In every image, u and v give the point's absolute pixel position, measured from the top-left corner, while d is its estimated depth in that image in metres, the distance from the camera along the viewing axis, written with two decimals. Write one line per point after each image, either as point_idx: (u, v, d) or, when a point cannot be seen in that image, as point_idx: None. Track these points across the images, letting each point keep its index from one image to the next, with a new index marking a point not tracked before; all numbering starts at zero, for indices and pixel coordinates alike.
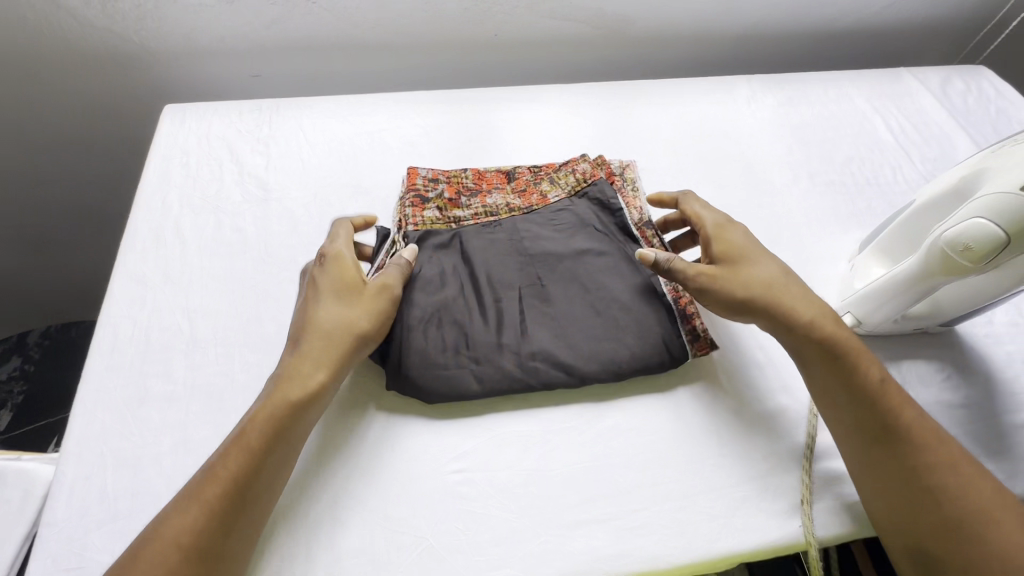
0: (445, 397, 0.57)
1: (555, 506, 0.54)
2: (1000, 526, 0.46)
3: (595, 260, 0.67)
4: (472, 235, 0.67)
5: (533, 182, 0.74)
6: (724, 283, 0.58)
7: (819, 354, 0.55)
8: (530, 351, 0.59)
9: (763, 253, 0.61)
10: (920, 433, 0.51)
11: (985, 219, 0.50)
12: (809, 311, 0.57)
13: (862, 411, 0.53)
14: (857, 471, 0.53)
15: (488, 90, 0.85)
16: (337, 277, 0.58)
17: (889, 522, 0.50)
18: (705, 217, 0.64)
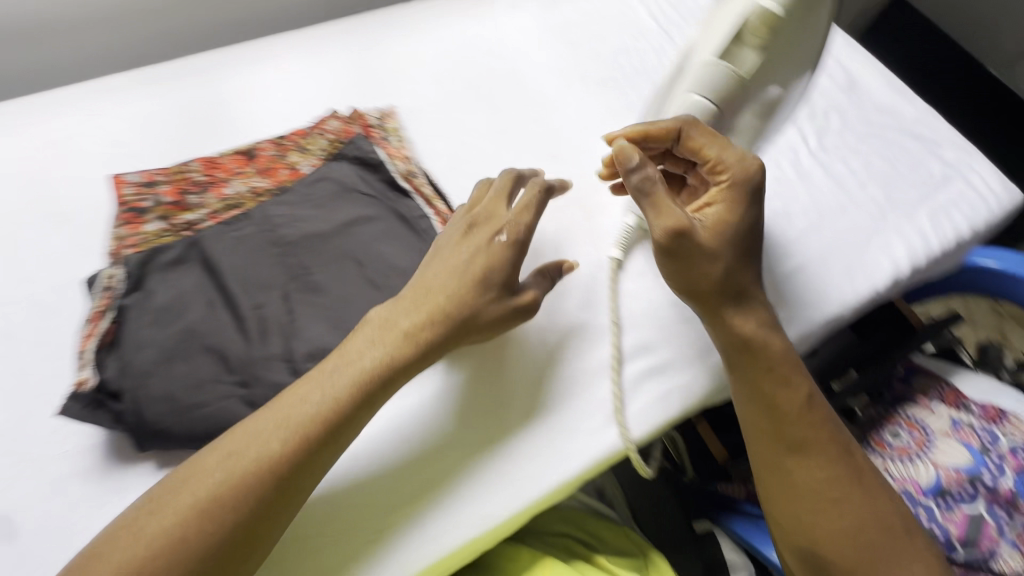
0: (215, 434, 0.49)
1: (373, 504, 0.51)
2: (897, 541, 0.51)
3: (366, 228, 0.60)
4: (212, 237, 0.56)
5: (279, 157, 0.63)
6: (694, 263, 0.52)
7: (750, 368, 0.54)
8: (305, 351, 0.53)
9: (749, 244, 0.54)
10: (833, 445, 0.54)
11: (697, 95, 0.52)
12: (756, 321, 0.54)
13: (783, 421, 0.53)
14: (769, 478, 0.54)
15: (205, 56, 0.71)
16: (499, 260, 0.55)
17: (793, 529, 0.52)
18: (733, 168, 0.52)
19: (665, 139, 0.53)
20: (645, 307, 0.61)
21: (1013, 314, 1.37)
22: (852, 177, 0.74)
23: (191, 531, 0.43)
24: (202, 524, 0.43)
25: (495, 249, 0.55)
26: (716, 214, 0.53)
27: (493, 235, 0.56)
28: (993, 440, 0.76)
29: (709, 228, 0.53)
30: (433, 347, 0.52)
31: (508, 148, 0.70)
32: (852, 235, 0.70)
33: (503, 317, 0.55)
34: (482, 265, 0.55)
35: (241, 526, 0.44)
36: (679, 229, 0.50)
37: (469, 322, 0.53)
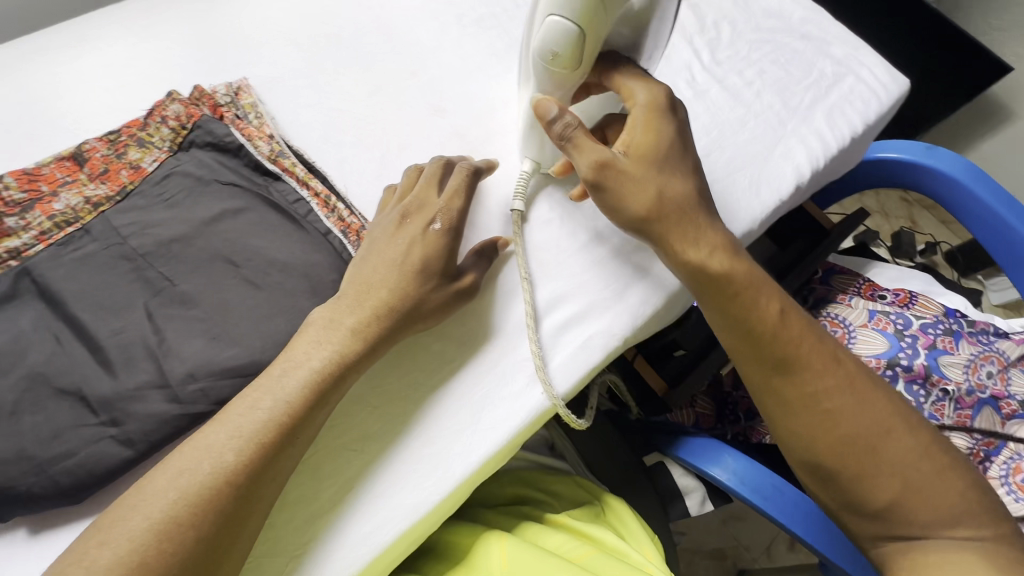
0: (93, 481, 0.44)
1: (295, 517, 0.48)
2: (896, 437, 0.51)
3: (234, 222, 0.53)
4: (46, 264, 0.48)
5: (115, 156, 0.55)
6: (626, 190, 0.51)
7: (717, 294, 0.52)
8: (182, 374, 0.46)
9: (682, 158, 0.54)
10: (819, 356, 0.52)
11: (557, 18, 0.47)
12: (708, 244, 0.52)
13: (762, 344, 0.52)
14: (763, 400, 0.54)
15: (6, 48, 0.61)
16: (437, 248, 0.52)
17: (795, 446, 0.52)
18: (640, 93, 0.53)
19: (573, 87, 0.54)
20: (555, 257, 0.58)
21: (919, 200, 1.44)
22: (747, 88, 0.72)
23: (153, 559, 0.39)
24: (163, 551, 0.40)
25: (432, 237, 0.52)
26: (637, 138, 0.53)
27: (426, 223, 0.52)
28: (906, 323, 0.80)
29: (634, 154, 0.52)
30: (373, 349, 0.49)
31: (385, 108, 0.63)
32: (754, 147, 0.69)
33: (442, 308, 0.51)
34: (420, 252, 0.51)
35: (202, 552, 0.40)
36: (601, 163, 0.51)
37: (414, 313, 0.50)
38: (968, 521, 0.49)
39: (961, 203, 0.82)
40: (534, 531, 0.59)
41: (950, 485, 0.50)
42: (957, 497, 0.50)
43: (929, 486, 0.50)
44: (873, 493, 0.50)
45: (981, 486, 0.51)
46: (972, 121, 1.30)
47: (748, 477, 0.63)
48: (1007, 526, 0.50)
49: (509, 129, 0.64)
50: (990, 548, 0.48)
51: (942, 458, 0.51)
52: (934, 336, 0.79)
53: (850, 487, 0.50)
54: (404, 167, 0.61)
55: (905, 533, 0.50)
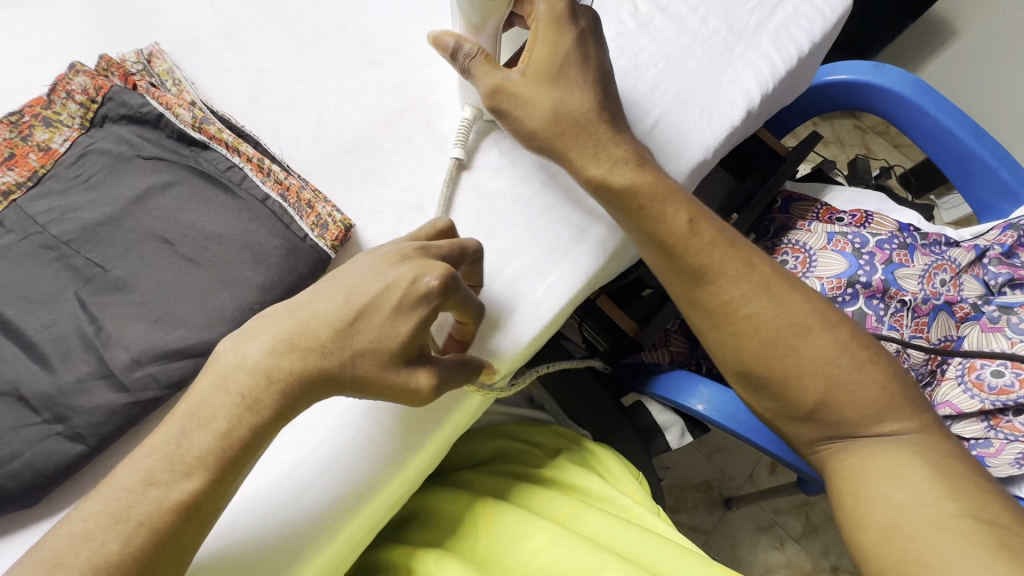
0: (45, 481, 0.42)
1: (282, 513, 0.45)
2: (813, 336, 0.53)
3: (162, 198, 0.49)
4: None
5: (19, 138, 0.50)
6: (520, 109, 0.52)
7: (629, 212, 0.53)
8: (125, 362, 0.44)
9: (584, 69, 0.53)
10: (731, 262, 0.54)
11: None
12: (610, 159, 0.52)
13: (678, 258, 0.54)
14: (692, 314, 0.56)
15: None
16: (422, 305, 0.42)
17: (725, 356, 0.55)
18: (538, 4, 0.51)
19: (500, 20, 0.51)
20: (509, 203, 0.57)
21: (872, 126, 1.46)
22: (692, 14, 0.70)
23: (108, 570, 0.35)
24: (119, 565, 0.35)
25: (419, 292, 0.42)
26: (535, 55, 0.52)
27: (417, 279, 0.42)
28: (862, 241, 0.82)
29: (531, 73, 0.52)
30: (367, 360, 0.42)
31: (318, 64, 0.60)
32: (702, 74, 0.67)
33: (414, 304, 0.42)
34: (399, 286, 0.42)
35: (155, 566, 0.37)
36: (497, 86, 0.51)
37: (393, 390, 0.42)
38: (895, 415, 0.51)
39: (910, 119, 0.83)
40: (518, 493, 0.59)
41: (872, 379, 0.52)
42: (880, 393, 0.52)
43: (851, 383, 0.52)
44: (801, 395, 0.52)
45: (903, 379, 0.53)
46: (921, 38, 1.30)
47: (722, 406, 0.64)
48: (932, 416, 0.52)
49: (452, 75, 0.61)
50: (916, 440, 0.51)
51: (863, 353, 0.53)
52: (890, 250, 0.80)
53: (776, 391, 0.53)
54: (342, 125, 0.58)
55: (835, 432, 0.52)
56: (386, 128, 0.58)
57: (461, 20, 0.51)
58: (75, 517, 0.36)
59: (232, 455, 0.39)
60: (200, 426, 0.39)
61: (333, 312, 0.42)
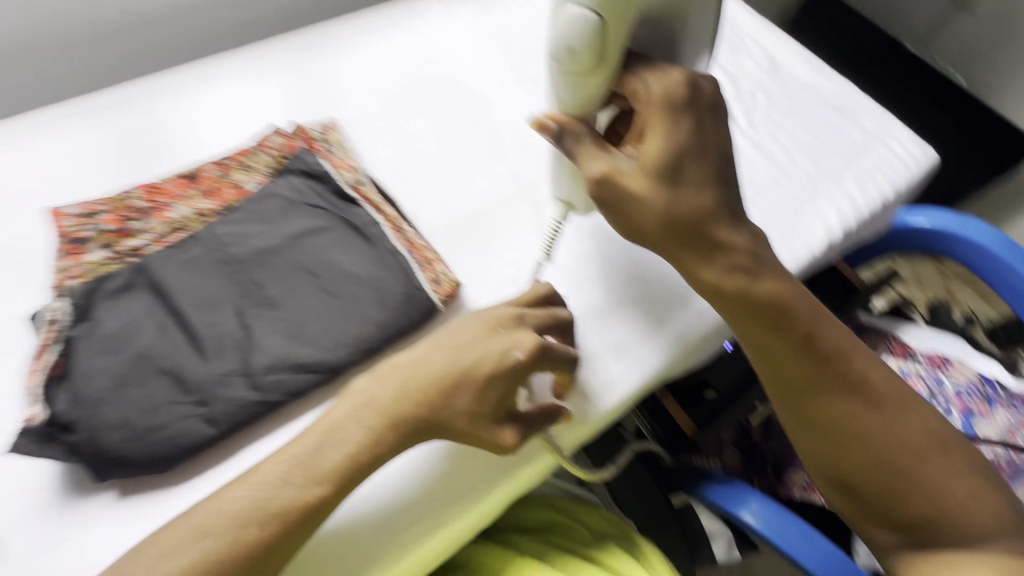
0: (175, 457, 0.48)
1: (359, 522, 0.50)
2: (923, 460, 0.52)
3: (317, 239, 0.60)
4: (159, 262, 0.56)
5: (222, 176, 0.63)
6: (631, 204, 0.53)
7: (742, 316, 0.54)
8: (263, 365, 0.52)
9: (700, 166, 0.53)
10: (841, 376, 0.54)
11: (574, 11, 0.49)
12: (725, 265, 0.54)
13: (783, 366, 0.54)
14: (790, 420, 0.56)
15: (137, 83, 0.70)
16: (511, 378, 0.48)
17: (823, 463, 0.55)
18: (653, 87, 0.53)
19: (601, 97, 0.54)
20: (597, 288, 0.63)
21: (963, 275, 1.43)
22: (781, 151, 0.78)
23: (236, 557, 0.42)
24: (247, 555, 0.42)
25: (509, 363, 0.48)
26: (649, 147, 0.52)
27: (507, 352, 0.48)
28: (940, 385, 0.81)
29: (642, 164, 0.52)
30: (465, 403, 0.48)
31: (453, 151, 0.72)
32: (786, 203, 0.74)
33: (504, 373, 0.48)
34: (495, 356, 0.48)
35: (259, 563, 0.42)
36: (605, 173, 0.52)
37: (489, 430, 0.48)
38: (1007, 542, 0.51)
39: (992, 273, 0.85)
40: (562, 563, 0.61)
41: (983, 506, 0.52)
42: (991, 521, 0.51)
43: (960, 509, 0.51)
44: (904, 514, 0.52)
45: (1015, 507, 0.53)
46: (1007, 198, 1.32)
47: (778, 525, 0.64)
48: None
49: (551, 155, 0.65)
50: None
51: (973, 480, 0.53)
52: (969, 400, 0.80)
53: (877, 507, 0.53)
54: (465, 202, 0.68)
55: (936, 544, 0.51)
56: (499, 209, 0.68)
57: (562, 100, 0.55)
58: (225, 496, 0.44)
59: (352, 471, 0.45)
60: (334, 444, 0.46)
61: (440, 365, 0.48)
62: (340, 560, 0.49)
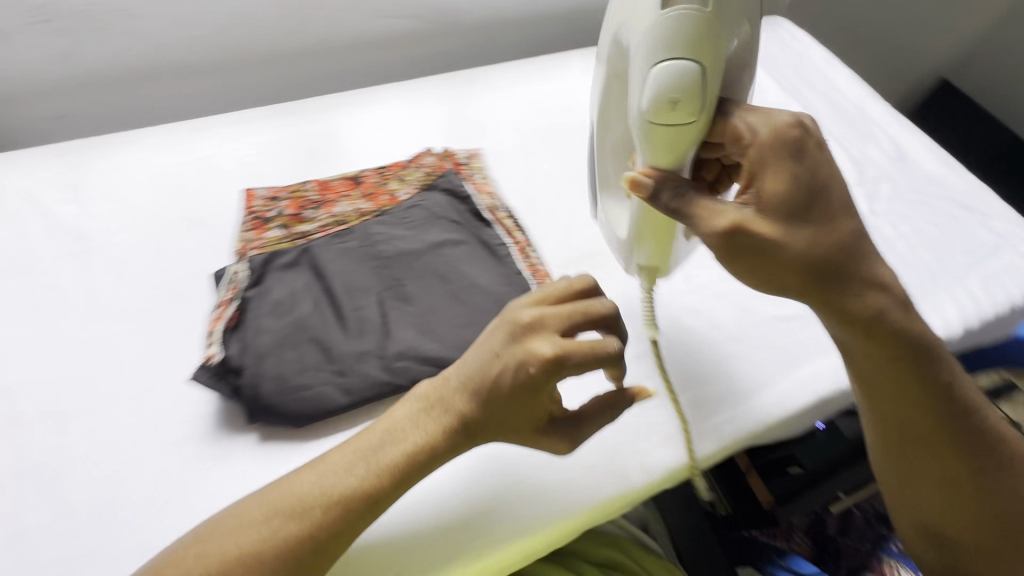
0: (312, 416, 0.55)
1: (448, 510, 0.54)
2: None
3: (453, 250, 0.66)
4: (323, 246, 0.65)
5: (381, 184, 0.73)
6: (767, 250, 0.47)
7: (881, 362, 0.51)
8: (396, 351, 0.58)
9: (828, 201, 0.49)
10: (965, 432, 0.53)
11: (664, 64, 0.46)
12: (873, 305, 0.50)
13: (906, 417, 0.53)
14: (901, 470, 0.55)
15: (323, 98, 0.83)
16: (526, 389, 0.47)
17: (926, 513, 0.55)
18: (756, 124, 0.49)
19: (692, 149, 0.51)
20: (698, 342, 0.66)
21: None
22: (900, 240, 0.78)
23: (299, 537, 0.45)
24: (311, 536, 0.45)
25: (518, 377, 0.47)
26: (772, 185, 0.48)
27: (517, 366, 0.47)
28: None
29: (767, 204, 0.47)
30: (487, 418, 0.48)
31: (579, 193, 0.78)
32: (901, 292, 0.73)
33: (519, 384, 0.47)
34: (501, 375, 0.48)
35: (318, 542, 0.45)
36: (736, 223, 0.47)
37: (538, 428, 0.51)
38: None
39: None
40: None
41: None
42: None
43: None
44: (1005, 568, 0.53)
45: None
46: None
47: None
48: None
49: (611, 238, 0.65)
50: None
51: None
52: None
53: (974, 559, 0.54)
54: (584, 239, 0.73)
55: None
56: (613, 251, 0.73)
57: (654, 159, 0.51)
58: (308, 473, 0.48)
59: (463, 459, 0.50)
60: None
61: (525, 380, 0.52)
62: (416, 549, 0.52)
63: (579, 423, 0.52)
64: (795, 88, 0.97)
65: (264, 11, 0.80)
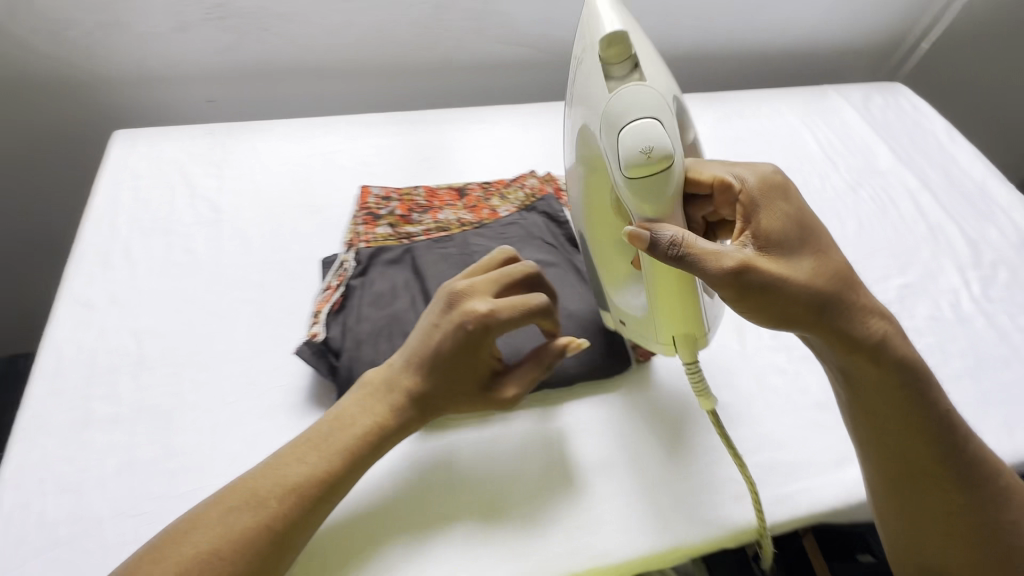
0: None
1: (508, 516, 0.52)
2: None
3: (546, 271, 0.68)
4: (425, 250, 0.68)
5: (484, 199, 0.76)
6: (777, 279, 0.46)
7: (872, 383, 0.49)
8: None
9: (817, 234, 0.50)
10: (971, 468, 0.49)
11: (629, 121, 0.47)
12: (871, 332, 0.48)
13: (902, 449, 0.50)
14: (900, 508, 0.50)
15: (441, 112, 0.88)
16: (466, 345, 0.51)
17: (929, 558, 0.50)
18: (748, 175, 0.51)
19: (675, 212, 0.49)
20: (783, 403, 0.63)
21: None
22: (1017, 332, 0.72)
23: (255, 532, 0.44)
24: (268, 528, 0.44)
25: (459, 334, 0.51)
26: (767, 221, 0.48)
27: (461, 321, 0.51)
28: None
29: (764, 237, 0.48)
30: (432, 388, 0.52)
31: None
32: (1015, 388, 0.67)
33: (461, 341, 0.51)
34: (437, 339, 0.52)
35: (275, 531, 0.44)
36: (746, 262, 0.45)
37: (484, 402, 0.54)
38: None
39: None
40: None
41: None
42: None
43: None
44: None
45: None
46: None
47: None
48: None
49: (625, 324, 0.58)
50: None
51: None
52: None
53: None
54: None
55: None
56: None
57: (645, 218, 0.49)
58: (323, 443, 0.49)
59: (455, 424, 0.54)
60: None
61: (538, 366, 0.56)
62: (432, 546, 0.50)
63: (519, 373, 0.55)
64: (910, 157, 0.93)
65: (402, 28, 0.87)
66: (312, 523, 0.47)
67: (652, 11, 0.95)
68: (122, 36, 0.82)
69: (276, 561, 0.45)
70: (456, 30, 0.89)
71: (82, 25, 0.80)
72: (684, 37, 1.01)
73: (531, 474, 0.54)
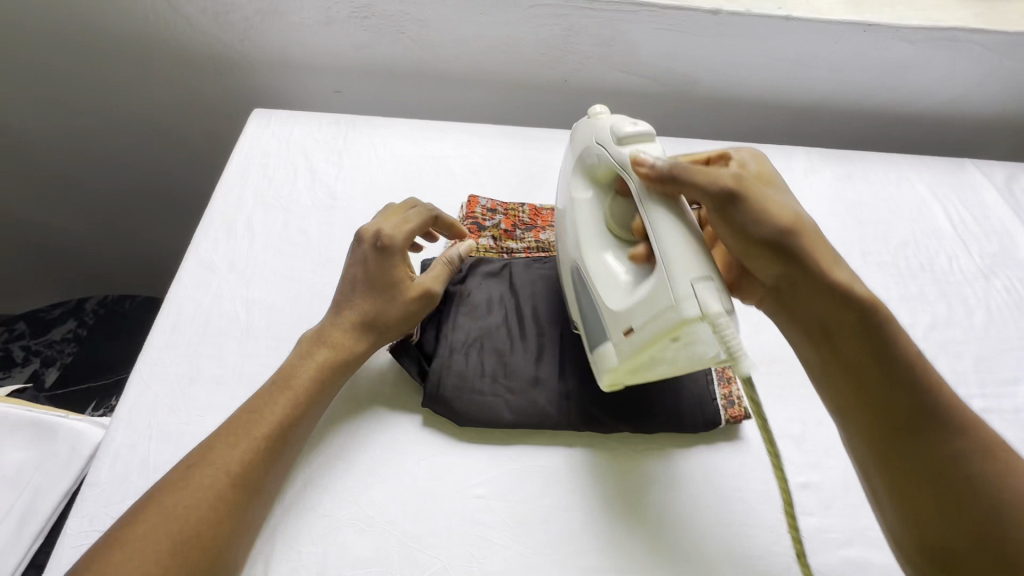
0: (477, 422, 0.58)
1: (568, 553, 0.52)
2: None
3: None
4: (524, 268, 0.69)
5: None
6: (760, 206, 0.53)
7: (839, 310, 0.52)
8: (564, 389, 0.59)
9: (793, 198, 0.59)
10: (951, 404, 0.47)
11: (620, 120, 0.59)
12: (840, 268, 0.54)
13: (869, 380, 0.50)
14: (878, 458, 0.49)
15: (553, 131, 0.89)
16: (380, 259, 0.60)
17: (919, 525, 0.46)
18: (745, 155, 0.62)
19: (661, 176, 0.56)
20: None
21: None
22: None
23: (216, 479, 0.47)
24: (228, 474, 0.47)
25: (369, 251, 0.60)
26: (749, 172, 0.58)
27: (370, 243, 0.60)
28: None
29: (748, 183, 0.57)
30: (361, 305, 0.59)
31: None
32: None
33: (378, 255, 0.60)
34: (355, 273, 0.60)
35: (235, 475, 0.48)
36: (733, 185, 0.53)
37: (427, 309, 0.61)
38: None
39: None
40: None
41: None
42: None
43: None
44: None
45: None
46: None
47: None
48: None
49: (637, 325, 0.50)
50: None
51: None
52: None
53: None
54: (770, 343, 0.69)
55: None
56: None
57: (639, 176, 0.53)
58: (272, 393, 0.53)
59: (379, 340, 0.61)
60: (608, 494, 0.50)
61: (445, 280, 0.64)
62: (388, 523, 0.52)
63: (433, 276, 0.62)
64: None
65: (530, 45, 0.89)
66: (273, 467, 0.50)
67: (786, 59, 0.91)
68: (274, 25, 0.87)
69: (241, 506, 0.47)
70: (582, 53, 0.90)
71: (242, 10, 0.86)
72: (814, 87, 0.96)
73: (593, 511, 0.54)
